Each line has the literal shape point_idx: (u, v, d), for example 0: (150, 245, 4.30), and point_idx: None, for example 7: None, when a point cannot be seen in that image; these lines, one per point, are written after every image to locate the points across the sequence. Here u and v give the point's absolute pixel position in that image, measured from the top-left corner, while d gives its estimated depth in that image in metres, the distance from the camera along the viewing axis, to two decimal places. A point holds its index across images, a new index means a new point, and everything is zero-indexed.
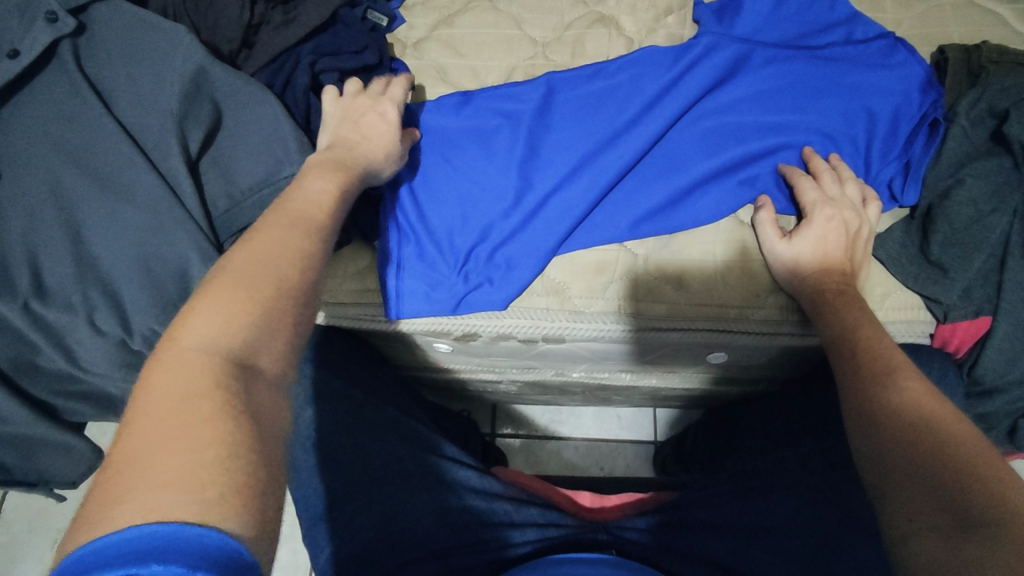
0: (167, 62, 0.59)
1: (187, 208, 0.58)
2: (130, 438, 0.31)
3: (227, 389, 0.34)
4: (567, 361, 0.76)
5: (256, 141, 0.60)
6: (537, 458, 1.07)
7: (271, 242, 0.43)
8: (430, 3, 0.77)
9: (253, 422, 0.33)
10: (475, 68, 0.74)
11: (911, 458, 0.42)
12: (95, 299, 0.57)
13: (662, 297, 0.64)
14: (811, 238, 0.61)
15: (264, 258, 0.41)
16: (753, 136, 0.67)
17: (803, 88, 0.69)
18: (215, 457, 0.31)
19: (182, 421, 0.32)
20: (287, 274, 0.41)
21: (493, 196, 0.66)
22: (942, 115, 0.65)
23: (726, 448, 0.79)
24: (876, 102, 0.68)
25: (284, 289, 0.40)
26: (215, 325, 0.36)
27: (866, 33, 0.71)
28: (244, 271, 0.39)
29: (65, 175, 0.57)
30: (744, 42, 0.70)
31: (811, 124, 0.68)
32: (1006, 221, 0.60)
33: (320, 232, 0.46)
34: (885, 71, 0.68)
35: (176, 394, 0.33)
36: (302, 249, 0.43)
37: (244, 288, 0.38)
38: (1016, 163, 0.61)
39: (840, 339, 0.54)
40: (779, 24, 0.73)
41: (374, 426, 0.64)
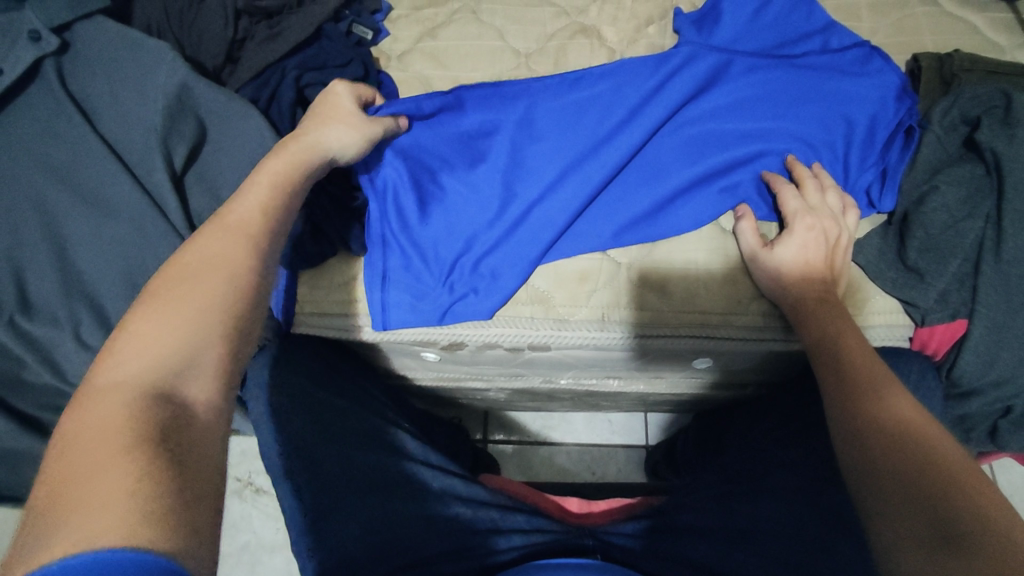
0: (150, 77, 0.59)
1: (171, 222, 0.58)
2: (52, 475, 0.32)
3: (148, 418, 0.34)
4: (554, 368, 0.76)
5: (240, 155, 0.61)
6: (529, 464, 1.07)
7: (205, 262, 0.43)
8: (414, 16, 0.78)
9: (176, 448, 0.34)
10: (459, 79, 0.75)
11: (899, 461, 0.43)
12: (79, 315, 0.57)
13: (646, 304, 0.65)
14: (793, 246, 0.61)
15: (197, 283, 0.42)
16: (731, 145, 0.69)
17: (781, 96, 0.70)
18: (133, 482, 0.31)
19: (100, 450, 0.32)
20: (217, 296, 0.41)
21: (476, 206, 0.67)
22: (916, 123, 0.67)
23: (715, 451, 0.80)
24: (853, 110, 0.69)
25: (213, 311, 0.41)
26: (139, 359, 0.37)
27: (842, 41, 0.73)
28: (171, 300, 0.40)
29: (50, 191, 0.57)
30: (722, 51, 0.70)
31: (790, 132, 0.69)
32: (980, 226, 0.61)
33: (259, 245, 0.46)
34: (861, 79, 0.69)
35: (99, 426, 0.33)
36: (234, 267, 0.44)
37: (169, 317, 0.39)
38: (989, 169, 0.62)
39: (823, 349, 0.55)
40: (758, 33, 0.74)
41: (362, 436, 0.65)
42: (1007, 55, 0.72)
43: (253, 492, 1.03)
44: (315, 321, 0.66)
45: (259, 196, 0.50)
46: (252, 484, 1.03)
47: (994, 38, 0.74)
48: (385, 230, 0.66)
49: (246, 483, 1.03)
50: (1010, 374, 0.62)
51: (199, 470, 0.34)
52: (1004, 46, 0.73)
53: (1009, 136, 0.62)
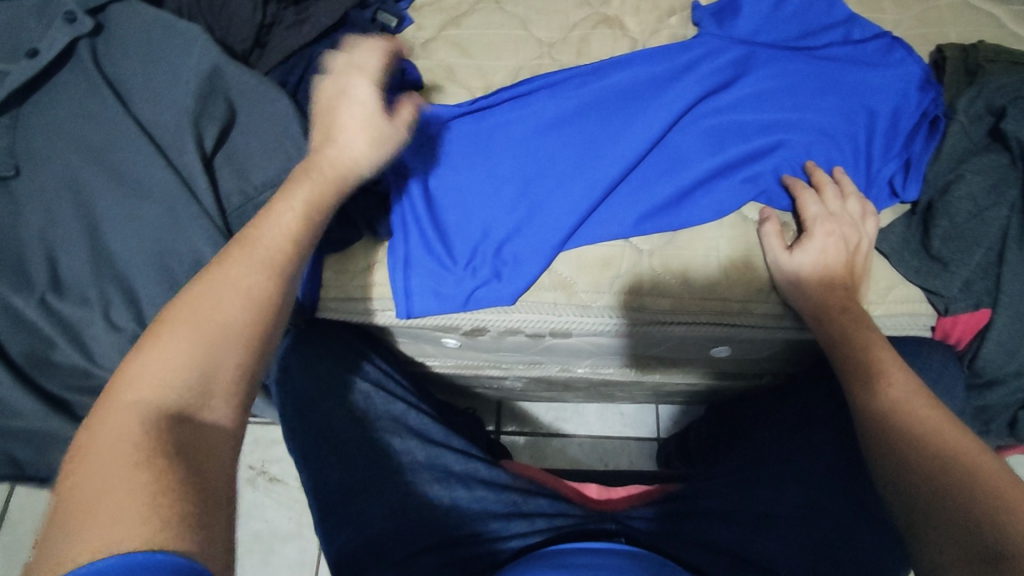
0: (182, 61, 0.60)
1: (202, 204, 0.59)
2: (70, 482, 0.35)
3: (161, 432, 0.37)
4: (573, 356, 0.77)
5: (269, 139, 0.61)
6: (542, 456, 1.07)
7: (225, 282, 0.45)
8: (437, 4, 0.79)
9: (186, 460, 0.37)
10: (481, 67, 0.75)
11: (919, 463, 0.47)
12: (111, 294, 0.58)
13: (667, 291, 0.66)
14: (811, 253, 0.62)
15: (216, 303, 0.43)
16: (754, 135, 0.69)
17: (804, 87, 0.70)
18: (147, 492, 0.34)
19: (116, 461, 0.35)
20: (229, 314, 0.43)
21: (497, 191, 0.67)
22: (942, 113, 0.67)
23: (730, 441, 0.81)
24: (877, 100, 0.68)
25: (225, 330, 0.43)
26: (154, 378, 0.40)
27: (863, 33, 0.73)
28: (189, 320, 0.42)
29: (83, 172, 0.58)
30: (745, 44, 0.71)
31: (813, 123, 0.68)
32: (1004, 216, 0.61)
33: (274, 261, 0.47)
34: (885, 70, 0.69)
35: (114, 438, 0.36)
36: (249, 281, 0.45)
37: (187, 339, 0.41)
38: (1015, 158, 0.62)
39: (846, 347, 0.57)
40: (779, 24, 0.74)
41: (385, 418, 0.65)
42: None
43: (267, 480, 1.03)
44: (340, 305, 0.67)
45: (286, 217, 0.50)
46: (265, 473, 1.04)
47: (1016, 30, 0.74)
48: (407, 214, 0.66)
49: (259, 472, 1.04)
50: None
51: (210, 480, 0.37)
52: None
53: None
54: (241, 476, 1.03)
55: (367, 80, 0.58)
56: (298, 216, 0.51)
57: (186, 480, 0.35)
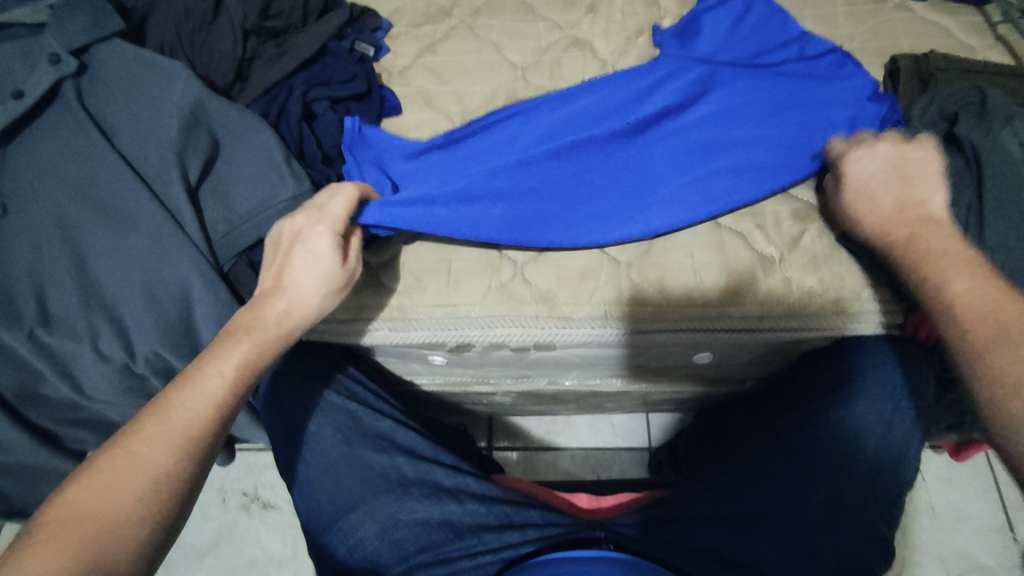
0: (166, 96, 0.62)
1: (187, 234, 0.60)
2: None
3: None
4: (559, 369, 0.78)
5: (252, 169, 0.63)
6: (535, 469, 1.08)
7: (158, 426, 0.45)
8: (413, 33, 0.82)
9: None
10: (458, 92, 0.78)
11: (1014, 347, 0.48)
12: (99, 326, 0.59)
13: (647, 301, 0.67)
14: (859, 185, 0.61)
15: (142, 452, 0.44)
16: (713, 143, 0.71)
17: (764, 104, 0.72)
18: None
19: None
20: (136, 498, 0.42)
21: (485, 208, 0.68)
22: (900, 118, 0.70)
23: (714, 446, 0.82)
24: (832, 113, 0.71)
25: (124, 518, 0.41)
26: (66, 542, 0.39)
27: (817, 49, 0.76)
28: (111, 473, 0.43)
29: (70, 208, 0.59)
30: (703, 63, 0.74)
31: (775, 136, 0.71)
32: (962, 214, 0.63)
33: (192, 436, 0.46)
34: (837, 85, 0.73)
35: None
36: (163, 460, 0.44)
37: (101, 495, 0.41)
38: (969, 160, 0.65)
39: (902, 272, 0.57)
40: (735, 45, 0.78)
41: (374, 437, 0.66)
42: (980, 55, 0.76)
43: (260, 506, 1.03)
44: (325, 329, 0.67)
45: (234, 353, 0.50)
46: (258, 499, 1.03)
47: (967, 39, 0.77)
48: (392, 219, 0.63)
49: (252, 498, 1.04)
50: None
51: None
52: (976, 47, 0.76)
53: (984, 130, 0.65)
54: (233, 504, 1.03)
55: (329, 232, 0.56)
56: (242, 358, 0.50)
57: None
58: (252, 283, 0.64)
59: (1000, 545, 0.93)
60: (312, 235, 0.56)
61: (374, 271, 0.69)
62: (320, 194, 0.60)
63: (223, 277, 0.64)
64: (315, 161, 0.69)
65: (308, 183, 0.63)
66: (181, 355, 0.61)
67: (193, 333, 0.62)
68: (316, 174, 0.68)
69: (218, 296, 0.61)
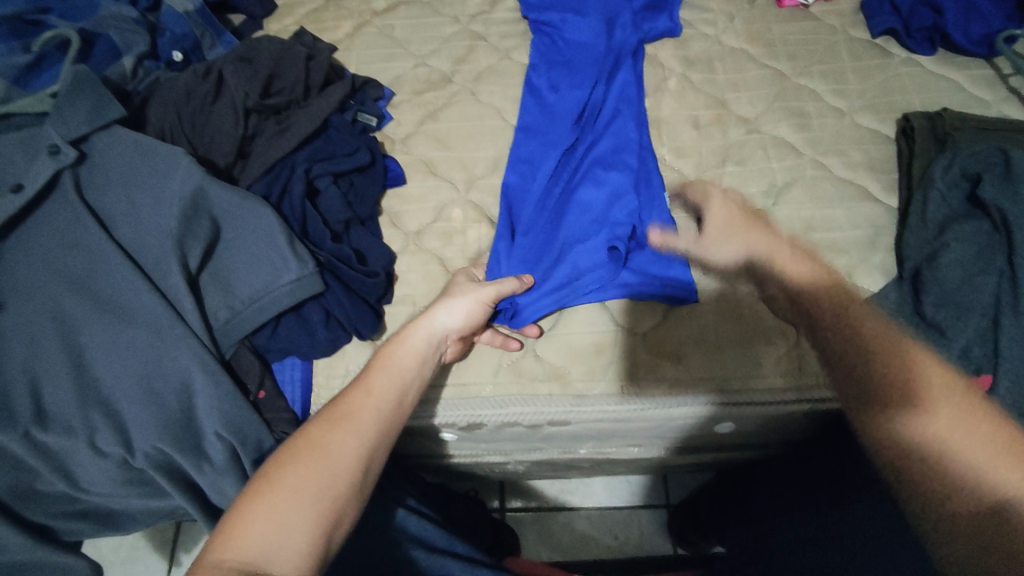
0: (166, 184, 0.61)
1: (188, 324, 0.59)
2: (248, 537, 0.40)
3: (306, 510, 0.42)
4: (573, 441, 0.75)
5: (255, 253, 0.63)
6: (549, 532, 1.04)
7: (389, 376, 0.52)
8: (415, 100, 0.81)
9: (324, 526, 0.43)
10: (462, 159, 0.77)
11: (948, 469, 0.41)
12: (96, 423, 0.56)
13: (663, 376, 0.64)
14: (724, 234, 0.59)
15: (379, 390, 0.51)
16: (564, 128, 0.76)
17: (548, 147, 0.75)
18: (306, 544, 0.41)
19: (285, 516, 0.42)
20: (378, 421, 0.49)
21: (559, 281, 0.67)
22: (594, 101, 0.77)
23: (739, 512, 0.79)
24: (562, 122, 0.76)
25: (367, 449, 0.47)
26: (321, 459, 0.45)
27: (615, 119, 0.76)
28: (273, 510, 0.42)
29: (66, 301, 0.57)
30: (627, 135, 0.75)
31: (559, 140, 0.75)
32: (994, 283, 0.59)
33: (408, 384, 0.53)
34: (557, 111, 0.77)
35: (269, 532, 0.41)
36: (395, 396, 0.51)
37: (349, 429, 0.47)
38: (996, 225, 0.60)
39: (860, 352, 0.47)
40: (589, 166, 0.74)
41: (385, 530, 0.62)
42: (993, 109, 0.74)
43: None
44: None
45: (382, 385, 0.52)
46: None
47: (977, 92, 0.76)
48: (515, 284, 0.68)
49: None
50: None
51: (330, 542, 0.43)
52: (988, 100, 0.75)
53: (1012, 193, 0.60)
54: None
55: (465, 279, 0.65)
56: (441, 314, 0.58)
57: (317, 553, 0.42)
58: (255, 371, 0.62)
59: None
60: (459, 275, 0.66)
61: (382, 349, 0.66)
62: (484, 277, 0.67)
63: (225, 364, 0.62)
64: (322, 239, 0.67)
65: (312, 264, 0.62)
66: (181, 449, 0.58)
67: (194, 425, 0.59)
68: (322, 252, 0.66)
69: (220, 384, 0.59)
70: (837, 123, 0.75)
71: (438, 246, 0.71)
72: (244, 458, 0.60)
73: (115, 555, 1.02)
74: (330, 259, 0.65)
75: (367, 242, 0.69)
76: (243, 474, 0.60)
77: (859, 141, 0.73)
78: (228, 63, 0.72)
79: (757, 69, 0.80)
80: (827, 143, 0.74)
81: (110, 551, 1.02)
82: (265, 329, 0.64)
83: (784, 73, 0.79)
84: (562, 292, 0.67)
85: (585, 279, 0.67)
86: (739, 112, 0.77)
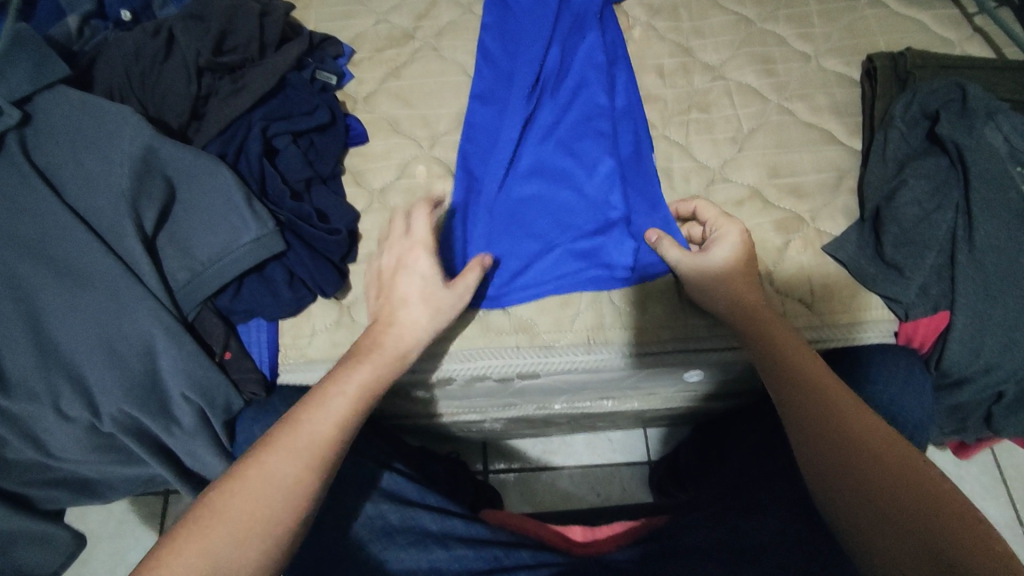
0: (115, 144, 0.60)
1: (146, 284, 0.58)
2: (195, 546, 0.44)
3: (252, 523, 0.46)
4: (546, 395, 0.76)
5: (212, 213, 0.62)
6: (532, 492, 1.05)
7: (348, 387, 0.53)
8: (376, 58, 0.80)
9: (268, 536, 0.46)
10: (425, 116, 0.76)
11: (894, 517, 0.43)
12: (60, 389, 0.56)
13: (630, 324, 0.65)
14: (732, 242, 0.59)
15: (336, 400, 0.52)
16: (523, 95, 0.72)
17: (508, 118, 0.72)
18: (248, 555, 0.45)
19: (232, 528, 0.45)
20: (334, 433, 0.51)
21: (540, 266, 0.67)
22: (550, 62, 0.74)
23: (714, 461, 0.80)
24: (520, 87, 0.73)
25: (318, 459, 0.50)
26: (272, 474, 0.48)
27: (577, 84, 0.75)
28: (219, 524, 0.45)
29: (19, 266, 0.56)
30: (593, 103, 0.73)
31: (520, 110, 0.72)
32: (951, 218, 0.60)
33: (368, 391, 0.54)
34: (515, 78, 0.74)
35: (216, 544, 0.45)
36: (351, 406, 0.53)
37: (302, 442, 0.50)
38: (953, 161, 0.62)
39: (780, 374, 0.52)
40: (556, 140, 0.73)
41: (357, 484, 0.63)
42: (957, 49, 0.74)
43: None
44: (299, 370, 0.64)
45: (340, 394, 0.53)
46: None
47: (942, 33, 0.75)
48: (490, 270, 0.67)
49: None
50: (999, 359, 0.59)
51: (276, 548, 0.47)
52: (953, 40, 0.74)
53: (967, 128, 0.62)
54: None
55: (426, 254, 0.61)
56: (419, 316, 0.58)
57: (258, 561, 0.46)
58: (219, 332, 0.62)
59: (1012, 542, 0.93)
60: (417, 249, 0.61)
61: (347, 308, 0.66)
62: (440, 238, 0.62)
63: (188, 326, 0.61)
64: (282, 198, 0.66)
65: (271, 223, 0.62)
66: (148, 411, 0.58)
67: (159, 387, 0.59)
68: (282, 212, 0.65)
69: (184, 346, 0.58)
70: (802, 68, 0.74)
71: (402, 203, 0.71)
72: (213, 420, 0.62)
73: (102, 529, 1.03)
74: (292, 218, 0.65)
75: (328, 202, 0.68)
76: (212, 434, 0.62)
77: (824, 85, 0.73)
78: (177, 20, 0.70)
79: (724, 15, 0.78)
80: (793, 89, 0.73)
81: (97, 525, 1.03)
82: (227, 291, 0.63)
83: (751, 19, 0.78)
84: (543, 277, 0.66)
85: (566, 261, 0.67)
86: (705, 60, 0.76)
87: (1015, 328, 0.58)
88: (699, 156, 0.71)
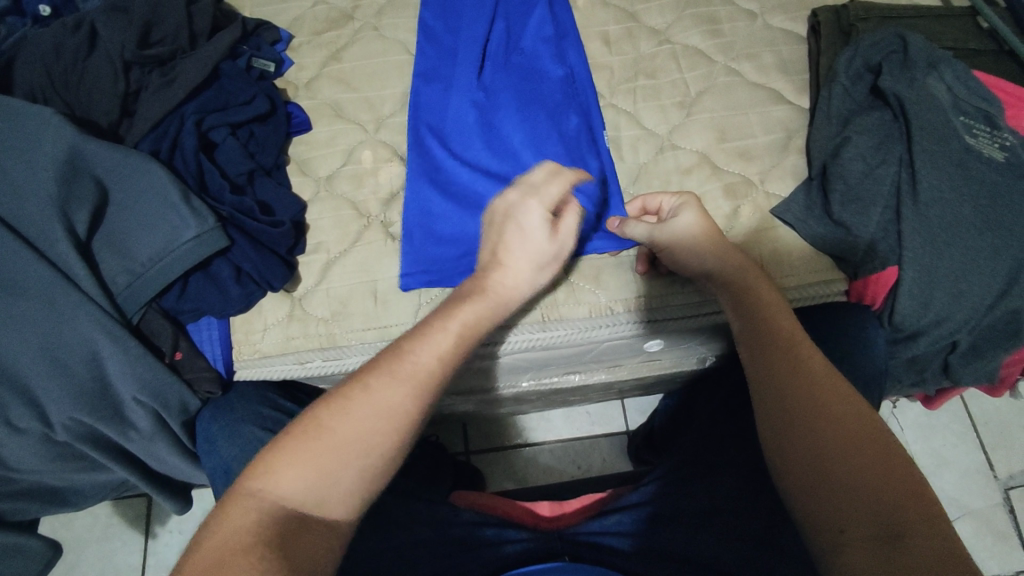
0: (41, 148, 0.58)
1: (84, 290, 0.57)
2: (289, 475, 0.42)
3: (350, 456, 0.44)
4: (509, 374, 0.75)
5: (150, 212, 0.61)
6: (513, 468, 1.06)
7: (453, 326, 0.51)
8: (315, 41, 0.77)
9: (370, 472, 0.44)
10: (369, 99, 0.74)
11: (856, 496, 0.42)
12: (5, 400, 0.55)
13: (583, 299, 0.64)
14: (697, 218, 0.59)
15: (440, 335, 0.50)
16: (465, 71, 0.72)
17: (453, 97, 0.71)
18: (347, 490, 0.43)
19: (331, 458, 0.43)
20: (433, 368, 0.48)
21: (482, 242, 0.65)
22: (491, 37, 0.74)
23: (684, 425, 0.80)
24: (463, 64, 0.72)
25: (425, 388, 0.47)
26: (380, 404, 0.45)
27: (526, 58, 0.73)
28: (315, 455, 0.43)
29: None
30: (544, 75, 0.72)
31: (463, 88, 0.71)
32: (894, 171, 0.60)
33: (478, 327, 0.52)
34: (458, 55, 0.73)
35: (309, 475, 0.43)
36: (453, 341, 0.50)
37: (409, 374, 0.47)
38: (896, 114, 0.62)
39: (757, 339, 0.51)
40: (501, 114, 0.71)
41: None
42: None
43: None
44: (256, 365, 0.64)
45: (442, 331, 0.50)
46: None
47: None
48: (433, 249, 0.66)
49: None
50: (949, 310, 0.59)
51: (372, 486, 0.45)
52: None
53: (908, 80, 0.62)
54: None
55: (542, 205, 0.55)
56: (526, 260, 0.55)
57: (354, 497, 0.44)
58: (166, 333, 0.61)
59: (980, 484, 0.96)
60: (530, 202, 0.55)
61: (298, 300, 0.65)
62: (542, 173, 0.57)
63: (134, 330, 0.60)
64: (221, 192, 0.64)
65: (212, 219, 0.61)
66: (100, 417, 0.58)
67: (110, 393, 0.58)
68: (223, 206, 0.64)
69: (130, 350, 0.57)
70: (748, 26, 0.73)
71: (349, 190, 0.69)
72: (170, 421, 0.61)
73: (89, 534, 1.03)
74: (233, 212, 0.63)
75: (272, 194, 0.66)
76: (171, 435, 0.63)
77: (771, 43, 0.72)
78: (101, 14, 0.67)
79: None
80: (739, 49, 0.72)
81: (84, 530, 1.03)
82: (172, 291, 0.62)
83: None
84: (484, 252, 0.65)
85: None
86: (650, 24, 0.75)
87: (963, 278, 0.58)
88: (647, 123, 0.70)
